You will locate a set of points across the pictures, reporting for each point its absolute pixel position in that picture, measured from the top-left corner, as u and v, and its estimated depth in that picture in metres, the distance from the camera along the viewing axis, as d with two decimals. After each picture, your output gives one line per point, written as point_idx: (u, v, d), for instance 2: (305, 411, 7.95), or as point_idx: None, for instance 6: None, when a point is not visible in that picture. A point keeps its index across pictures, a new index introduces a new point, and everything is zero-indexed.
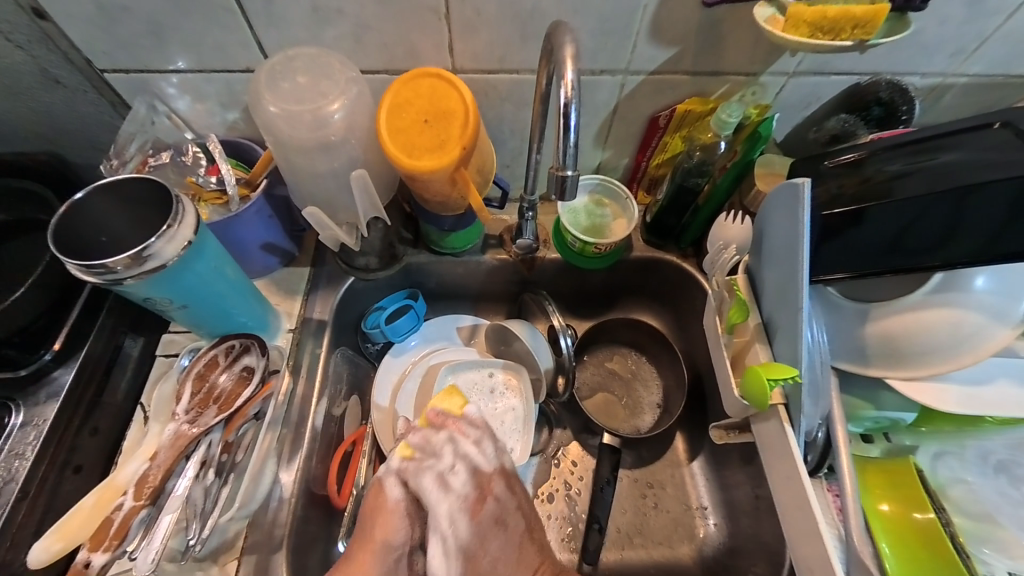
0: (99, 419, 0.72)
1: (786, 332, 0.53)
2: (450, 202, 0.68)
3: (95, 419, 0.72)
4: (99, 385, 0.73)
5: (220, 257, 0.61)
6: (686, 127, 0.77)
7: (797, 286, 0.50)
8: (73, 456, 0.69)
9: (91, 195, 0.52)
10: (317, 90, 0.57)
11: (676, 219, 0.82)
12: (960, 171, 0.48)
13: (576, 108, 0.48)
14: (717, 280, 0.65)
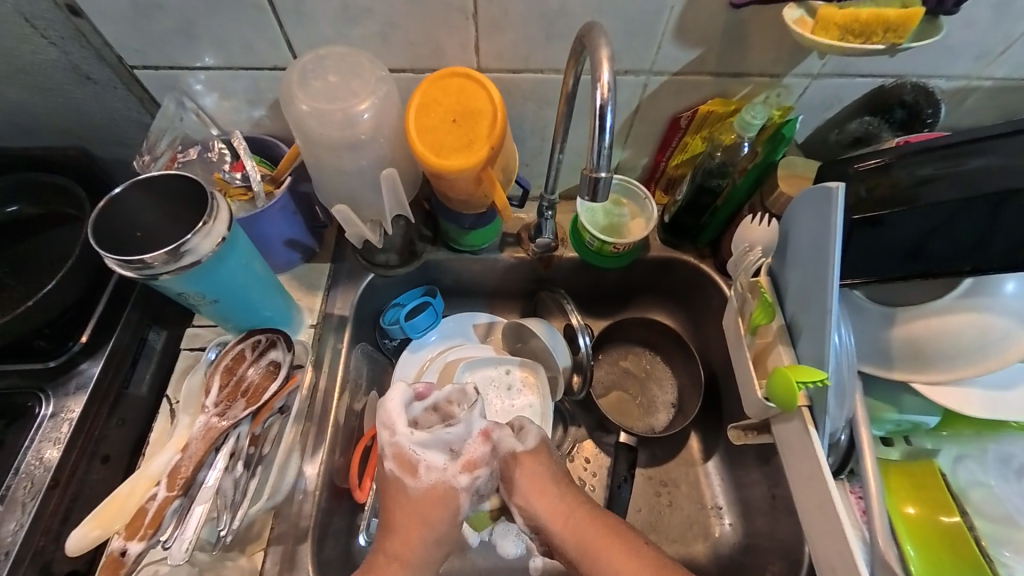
0: (125, 411, 0.74)
1: (812, 335, 0.53)
2: (473, 201, 0.68)
3: (121, 410, 0.74)
4: (125, 378, 0.75)
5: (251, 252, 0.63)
6: (707, 128, 0.77)
7: (825, 289, 0.50)
8: (101, 447, 0.70)
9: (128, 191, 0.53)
10: (348, 88, 0.58)
11: (695, 219, 0.82)
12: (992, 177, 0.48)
13: (612, 109, 0.48)
14: (740, 283, 0.65)
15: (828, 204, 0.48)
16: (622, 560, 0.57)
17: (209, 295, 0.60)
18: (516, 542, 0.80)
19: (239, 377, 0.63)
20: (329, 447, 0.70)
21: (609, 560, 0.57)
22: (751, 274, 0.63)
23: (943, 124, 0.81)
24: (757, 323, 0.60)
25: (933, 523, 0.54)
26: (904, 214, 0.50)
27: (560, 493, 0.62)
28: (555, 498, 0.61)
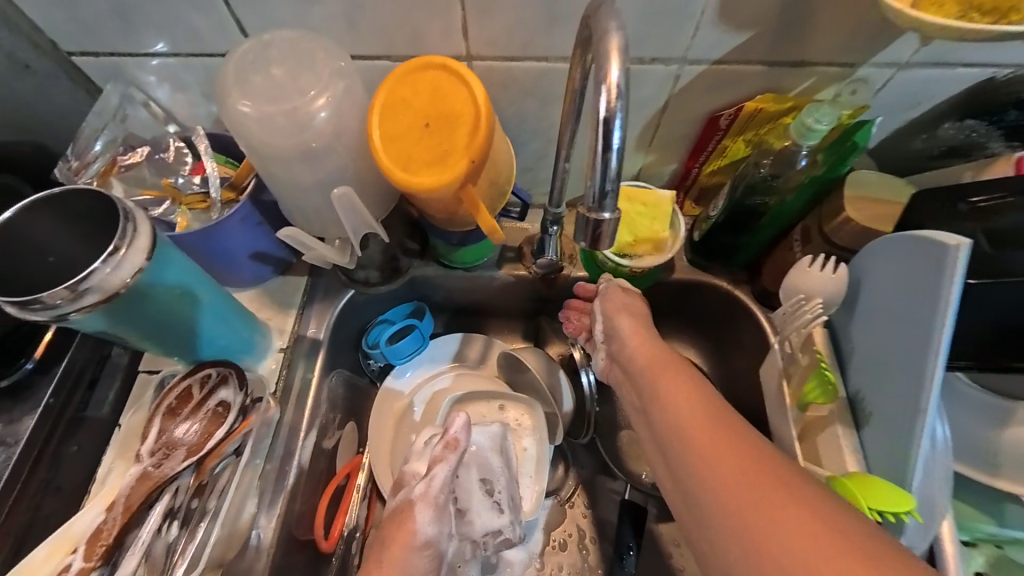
0: (82, 436, 0.68)
1: (893, 423, 0.47)
2: (457, 219, 0.57)
3: (78, 435, 0.68)
4: (82, 398, 0.69)
5: (184, 272, 0.52)
6: (752, 130, 0.63)
7: (921, 374, 0.44)
8: (55, 476, 0.65)
9: (26, 211, 0.45)
10: (296, 85, 0.48)
11: (733, 238, 0.67)
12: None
13: (621, 118, 0.35)
14: (789, 344, 0.56)
15: (943, 267, 0.42)
16: (715, 448, 0.42)
17: (124, 327, 0.50)
18: None
19: (183, 418, 0.55)
20: (290, 495, 0.61)
21: (700, 439, 0.43)
22: (806, 333, 0.54)
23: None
24: (808, 399, 0.53)
25: None
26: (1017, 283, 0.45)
27: (655, 363, 0.53)
28: (642, 352, 0.55)
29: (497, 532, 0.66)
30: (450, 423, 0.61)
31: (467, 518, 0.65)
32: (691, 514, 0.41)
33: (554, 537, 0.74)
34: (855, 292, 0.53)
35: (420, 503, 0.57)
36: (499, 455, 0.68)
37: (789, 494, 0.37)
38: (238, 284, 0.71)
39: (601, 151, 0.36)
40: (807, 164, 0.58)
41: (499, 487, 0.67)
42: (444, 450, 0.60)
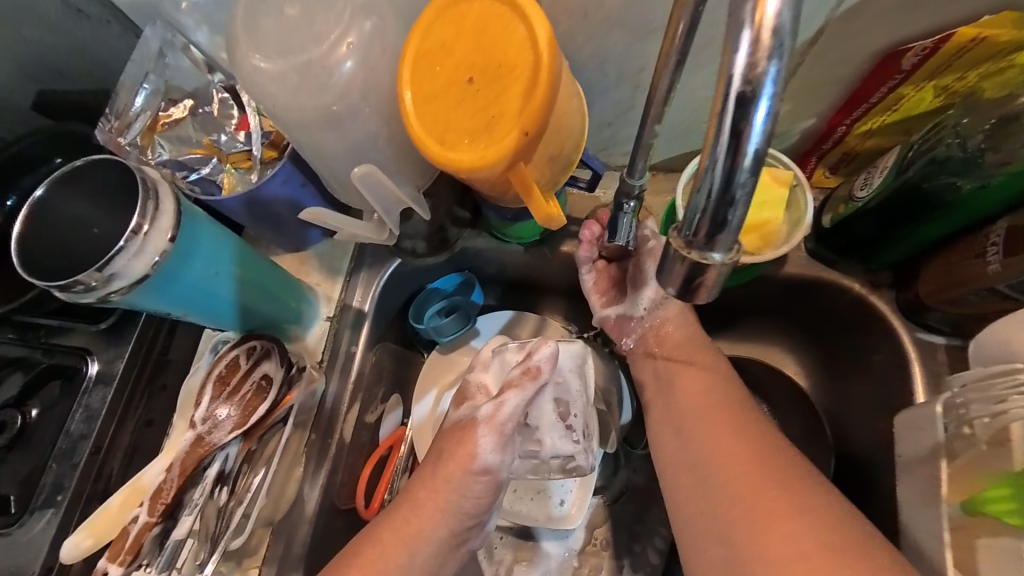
0: (167, 377, 0.68)
1: None
2: (509, 197, 0.46)
3: (163, 376, 0.68)
4: (164, 344, 0.68)
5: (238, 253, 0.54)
6: (956, 72, 0.42)
7: None
8: (148, 410, 0.66)
9: (53, 190, 0.45)
10: (312, 28, 0.40)
11: (885, 229, 0.49)
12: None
13: (770, 95, 0.20)
14: (974, 427, 0.42)
15: None
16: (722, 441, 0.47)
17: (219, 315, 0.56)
18: None
19: (229, 390, 0.55)
20: (334, 464, 0.62)
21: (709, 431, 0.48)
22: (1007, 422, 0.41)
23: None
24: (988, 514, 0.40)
25: None
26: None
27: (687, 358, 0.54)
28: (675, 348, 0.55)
29: (567, 458, 0.59)
30: (535, 350, 0.55)
31: (537, 437, 0.58)
32: (684, 498, 0.46)
33: (595, 534, 0.68)
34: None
35: (486, 427, 0.54)
36: (578, 377, 0.59)
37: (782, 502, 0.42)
38: (289, 246, 0.67)
39: (727, 154, 0.22)
40: None
41: (573, 411, 0.59)
42: (521, 377, 0.54)
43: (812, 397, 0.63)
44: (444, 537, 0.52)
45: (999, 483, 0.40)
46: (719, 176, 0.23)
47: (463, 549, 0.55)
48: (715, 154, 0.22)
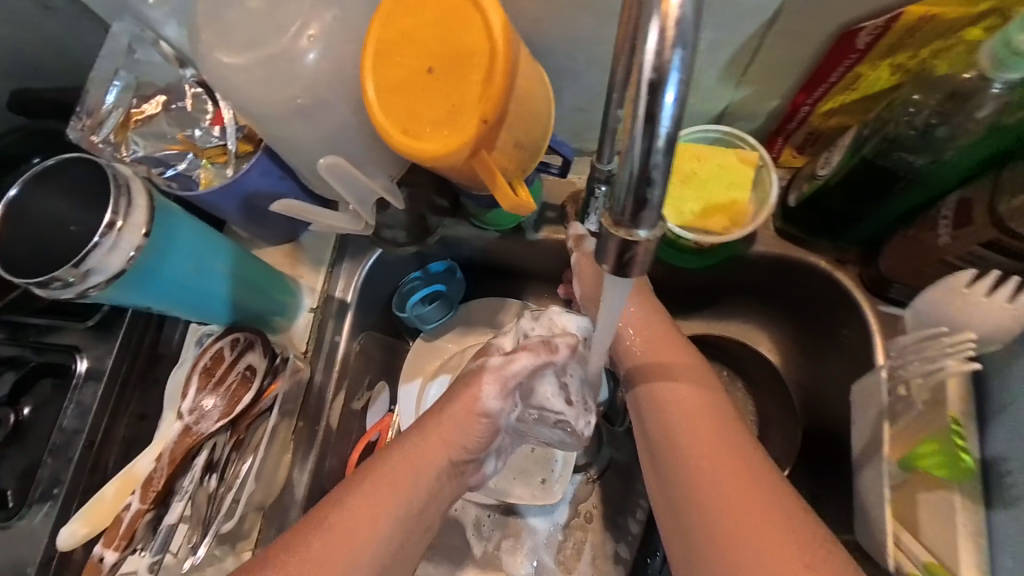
0: (160, 371, 0.69)
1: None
2: (480, 186, 0.46)
3: (156, 370, 0.69)
4: (153, 339, 0.69)
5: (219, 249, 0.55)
6: (911, 50, 0.43)
7: None
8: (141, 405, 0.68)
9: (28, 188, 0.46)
10: (275, 20, 0.40)
11: (851, 204, 0.50)
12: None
13: (677, 79, 0.22)
14: (914, 386, 0.46)
15: None
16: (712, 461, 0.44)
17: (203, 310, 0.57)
18: (525, 561, 0.69)
19: (215, 381, 0.57)
20: (322, 451, 0.64)
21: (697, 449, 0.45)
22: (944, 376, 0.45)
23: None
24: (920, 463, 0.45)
25: None
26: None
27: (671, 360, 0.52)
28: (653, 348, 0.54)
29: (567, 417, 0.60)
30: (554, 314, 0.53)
31: None
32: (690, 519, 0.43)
33: (579, 509, 0.70)
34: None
35: (491, 377, 0.51)
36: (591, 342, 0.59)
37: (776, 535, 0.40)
38: (271, 239, 0.67)
39: (643, 136, 0.23)
40: (993, 101, 0.39)
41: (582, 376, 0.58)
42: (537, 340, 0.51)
43: (784, 372, 0.65)
44: (442, 464, 0.50)
45: (931, 440, 0.45)
46: (638, 159, 0.24)
47: (460, 481, 0.53)
48: (633, 137, 0.23)
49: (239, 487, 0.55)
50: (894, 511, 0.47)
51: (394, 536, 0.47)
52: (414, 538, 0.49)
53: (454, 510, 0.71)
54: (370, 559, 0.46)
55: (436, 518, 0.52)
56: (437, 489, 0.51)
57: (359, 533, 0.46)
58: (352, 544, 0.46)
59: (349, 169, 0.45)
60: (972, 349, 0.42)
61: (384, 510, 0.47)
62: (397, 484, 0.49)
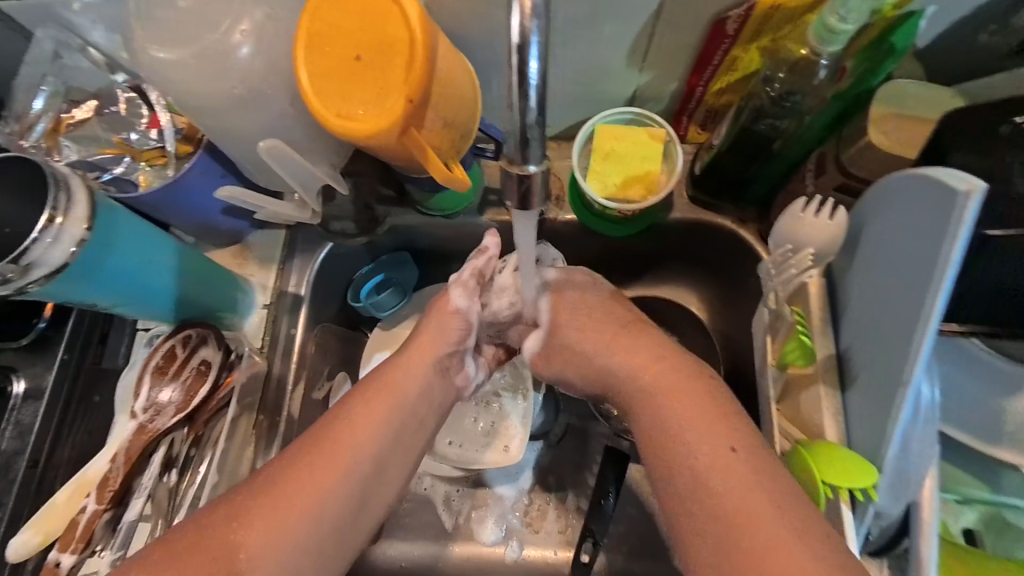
0: (105, 388, 0.66)
1: (866, 388, 0.38)
2: (416, 167, 0.51)
3: (98, 387, 0.66)
4: (96, 354, 0.66)
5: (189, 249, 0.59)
6: (770, 33, 0.51)
7: (910, 331, 0.34)
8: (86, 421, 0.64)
9: None
10: (206, 18, 0.43)
11: (743, 165, 0.57)
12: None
13: (536, 43, 0.28)
14: (774, 297, 0.45)
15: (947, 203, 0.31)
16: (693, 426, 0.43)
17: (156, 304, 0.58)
18: (495, 528, 0.71)
19: (169, 377, 0.58)
20: (285, 441, 0.65)
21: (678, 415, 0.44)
22: (796, 283, 0.44)
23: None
24: (787, 361, 0.43)
25: None
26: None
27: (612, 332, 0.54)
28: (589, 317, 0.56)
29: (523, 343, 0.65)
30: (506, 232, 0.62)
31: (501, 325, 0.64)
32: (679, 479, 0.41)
33: (543, 474, 0.73)
34: (858, 238, 0.40)
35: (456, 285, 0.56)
36: None
37: (768, 488, 0.38)
38: (216, 240, 0.68)
39: (519, 99, 0.30)
40: (831, 72, 0.48)
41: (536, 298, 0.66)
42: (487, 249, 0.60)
43: (709, 325, 0.71)
44: (430, 362, 0.54)
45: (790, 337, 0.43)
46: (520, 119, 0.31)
47: (450, 380, 0.56)
48: (513, 102, 0.30)
49: (200, 480, 0.56)
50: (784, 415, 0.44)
51: (391, 428, 0.50)
52: (411, 433, 0.51)
53: (424, 489, 0.73)
54: (372, 446, 0.48)
55: (430, 416, 0.54)
56: (429, 387, 0.53)
57: (364, 422, 0.49)
58: (359, 430, 0.48)
59: (290, 155, 0.48)
60: (812, 260, 0.42)
61: (382, 406, 0.50)
62: (394, 384, 0.51)
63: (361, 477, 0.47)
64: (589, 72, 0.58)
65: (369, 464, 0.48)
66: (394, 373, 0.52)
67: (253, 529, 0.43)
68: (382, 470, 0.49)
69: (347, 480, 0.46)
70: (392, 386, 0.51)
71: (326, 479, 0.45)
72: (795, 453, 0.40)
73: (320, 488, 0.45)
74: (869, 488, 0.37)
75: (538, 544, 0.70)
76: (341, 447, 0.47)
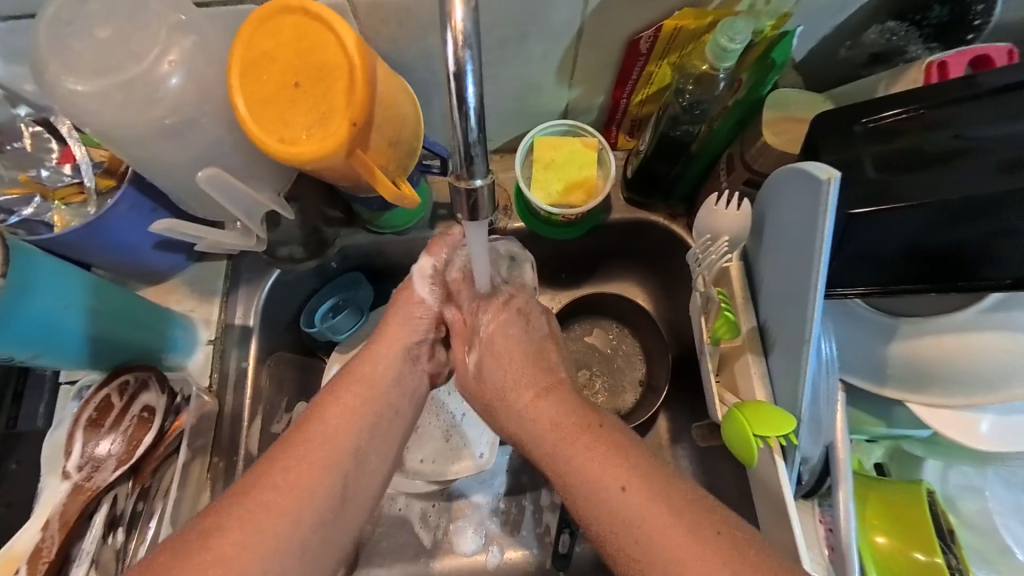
0: (24, 452, 0.59)
1: (783, 350, 0.43)
2: (363, 186, 0.52)
3: (18, 452, 0.59)
4: (11, 415, 0.59)
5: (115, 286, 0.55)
6: (677, 50, 0.57)
7: (807, 298, 0.38)
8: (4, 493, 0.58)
9: None
10: (130, 51, 0.42)
11: (667, 168, 0.63)
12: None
13: (472, 69, 0.31)
14: (702, 281, 0.50)
15: (810, 186, 0.35)
16: (599, 462, 0.44)
17: (82, 351, 0.53)
18: (473, 536, 0.72)
19: (107, 428, 0.54)
20: None
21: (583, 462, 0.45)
22: (720, 267, 0.49)
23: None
24: (718, 336, 0.48)
25: (903, 560, 0.43)
26: (896, 213, 0.35)
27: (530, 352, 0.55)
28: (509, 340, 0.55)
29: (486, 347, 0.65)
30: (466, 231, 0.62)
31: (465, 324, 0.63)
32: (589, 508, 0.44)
33: (517, 478, 0.74)
34: (761, 223, 0.45)
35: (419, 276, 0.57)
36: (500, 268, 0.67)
37: (671, 512, 0.41)
38: (149, 277, 0.64)
39: (459, 121, 0.32)
40: (729, 85, 0.55)
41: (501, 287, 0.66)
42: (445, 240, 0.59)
43: (656, 313, 0.76)
44: (398, 349, 0.54)
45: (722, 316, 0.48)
46: (461, 139, 0.33)
47: (420, 367, 0.56)
48: (455, 125, 0.32)
49: (149, 535, 0.53)
50: (723, 382, 0.50)
51: (365, 423, 0.50)
52: (388, 424, 0.52)
53: (398, 509, 0.73)
54: (348, 438, 0.48)
55: (406, 405, 0.54)
56: (402, 375, 0.54)
57: (339, 417, 0.49)
58: (334, 426, 0.48)
59: (229, 183, 0.47)
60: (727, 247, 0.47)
61: (356, 397, 0.51)
62: (362, 377, 0.52)
63: (343, 467, 0.47)
64: (522, 89, 0.63)
65: (349, 457, 0.48)
66: (361, 365, 0.53)
67: (230, 533, 0.41)
68: (364, 458, 0.49)
69: (330, 475, 0.46)
70: (361, 378, 0.52)
71: (308, 470, 0.45)
72: (729, 414, 0.44)
73: (302, 483, 0.45)
74: (791, 433, 0.41)
75: (516, 546, 0.71)
76: (314, 446, 0.47)
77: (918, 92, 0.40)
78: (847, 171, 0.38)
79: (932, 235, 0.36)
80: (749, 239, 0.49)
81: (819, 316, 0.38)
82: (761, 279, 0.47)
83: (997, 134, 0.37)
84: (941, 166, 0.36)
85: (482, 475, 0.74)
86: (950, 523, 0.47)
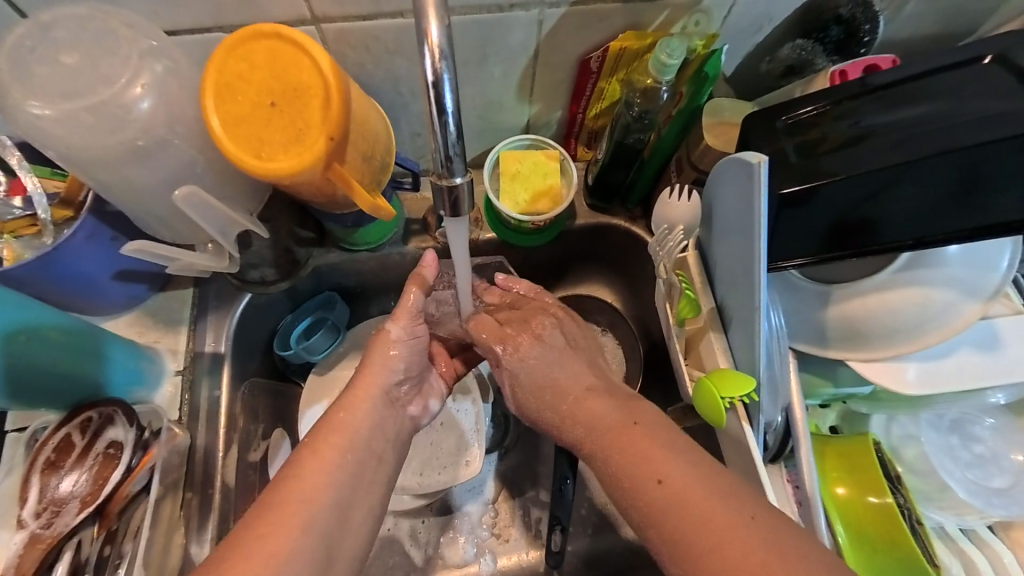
0: None
1: (741, 322, 0.47)
2: (339, 200, 0.53)
3: None
4: None
5: (44, 316, 0.48)
6: (624, 68, 0.63)
7: (754, 270, 0.42)
8: None
9: None
10: (99, 78, 0.42)
11: (624, 173, 0.68)
12: (926, 126, 0.41)
13: (449, 79, 0.35)
14: (665, 268, 0.55)
15: (746, 168, 0.40)
16: (639, 461, 0.44)
17: (23, 391, 0.50)
18: (466, 546, 0.71)
19: (70, 467, 0.52)
20: (221, 515, 0.59)
21: (637, 466, 0.44)
22: (677, 256, 0.55)
23: (906, 32, 0.63)
24: (683, 316, 0.53)
25: (861, 504, 0.48)
26: (821, 188, 0.41)
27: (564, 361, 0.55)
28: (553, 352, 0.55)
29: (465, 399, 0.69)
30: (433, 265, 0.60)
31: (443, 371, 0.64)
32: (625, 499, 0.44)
33: (505, 483, 0.74)
34: (709, 213, 0.51)
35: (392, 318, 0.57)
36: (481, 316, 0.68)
37: (714, 501, 0.40)
38: (107, 310, 0.61)
39: (441, 130, 0.36)
40: (671, 96, 0.61)
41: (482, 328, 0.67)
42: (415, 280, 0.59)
43: (626, 311, 0.80)
44: (377, 394, 0.54)
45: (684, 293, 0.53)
46: (442, 145, 0.37)
47: (402, 411, 0.56)
48: (438, 131, 0.36)
49: None
50: (689, 362, 0.54)
51: (345, 473, 0.48)
52: (372, 472, 0.50)
53: (387, 530, 0.71)
54: (330, 492, 0.46)
55: (388, 451, 0.53)
56: (381, 422, 0.53)
57: (320, 470, 0.47)
58: (318, 484, 0.46)
59: (205, 202, 0.47)
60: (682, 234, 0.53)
61: (335, 447, 0.49)
62: (341, 427, 0.50)
63: (330, 530, 0.45)
64: (486, 106, 0.67)
65: (331, 514, 0.45)
66: (341, 416, 0.51)
67: None
68: (346, 513, 0.46)
69: (308, 535, 0.43)
70: (340, 429, 0.50)
71: (283, 541, 0.42)
72: (699, 383, 0.48)
73: (277, 550, 0.41)
74: (752, 392, 0.45)
75: (509, 552, 0.71)
76: (297, 505, 0.44)
77: (825, 95, 0.48)
78: (775, 162, 0.44)
79: (848, 209, 0.42)
80: (700, 230, 0.54)
81: (765, 285, 0.43)
82: (714, 264, 0.52)
83: (885, 122, 0.43)
84: (847, 149, 0.42)
85: (470, 483, 0.74)
86: (897, 469, 0.53)
